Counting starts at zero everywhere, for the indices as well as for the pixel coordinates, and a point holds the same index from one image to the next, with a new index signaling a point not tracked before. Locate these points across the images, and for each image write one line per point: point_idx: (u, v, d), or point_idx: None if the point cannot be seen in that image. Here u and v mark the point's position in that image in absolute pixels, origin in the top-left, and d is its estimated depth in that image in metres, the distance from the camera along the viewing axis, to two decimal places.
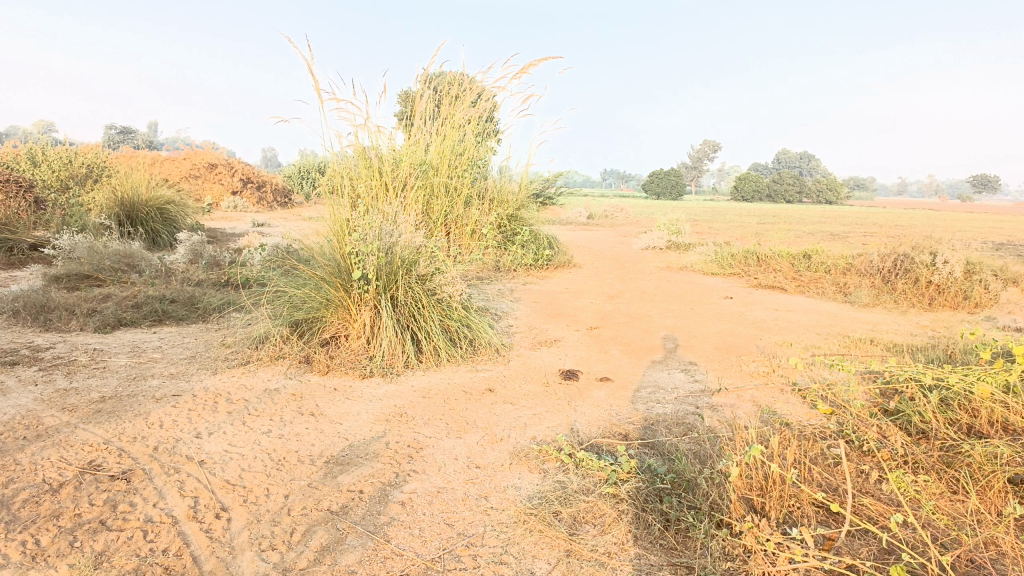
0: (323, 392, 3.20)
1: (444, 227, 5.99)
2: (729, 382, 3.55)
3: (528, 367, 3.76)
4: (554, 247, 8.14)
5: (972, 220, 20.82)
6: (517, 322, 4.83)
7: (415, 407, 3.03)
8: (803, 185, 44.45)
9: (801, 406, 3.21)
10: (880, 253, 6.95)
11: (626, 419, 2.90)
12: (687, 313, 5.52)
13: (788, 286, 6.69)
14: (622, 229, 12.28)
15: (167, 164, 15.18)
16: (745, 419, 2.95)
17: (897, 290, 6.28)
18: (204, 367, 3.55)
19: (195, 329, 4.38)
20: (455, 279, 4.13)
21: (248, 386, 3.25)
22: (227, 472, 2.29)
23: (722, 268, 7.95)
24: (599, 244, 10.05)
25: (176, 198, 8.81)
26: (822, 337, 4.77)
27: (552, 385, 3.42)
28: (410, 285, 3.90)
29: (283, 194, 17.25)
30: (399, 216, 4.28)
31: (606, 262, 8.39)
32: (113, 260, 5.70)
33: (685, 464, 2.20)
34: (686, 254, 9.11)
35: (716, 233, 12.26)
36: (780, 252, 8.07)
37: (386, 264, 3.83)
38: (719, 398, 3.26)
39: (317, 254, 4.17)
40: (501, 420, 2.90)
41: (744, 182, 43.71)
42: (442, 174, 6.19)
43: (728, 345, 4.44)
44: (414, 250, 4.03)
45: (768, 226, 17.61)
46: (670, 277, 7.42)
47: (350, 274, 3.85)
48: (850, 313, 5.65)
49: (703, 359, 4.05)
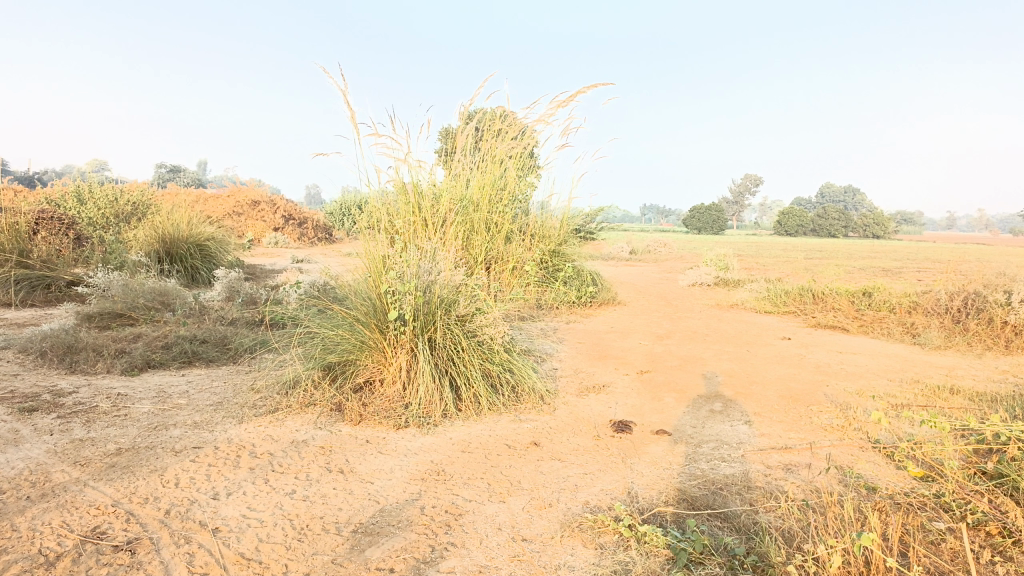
0: (353, 445, 2.94)
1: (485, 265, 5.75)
2: (801, 437, 3.21)
3: (576, 417, 3.45)
4: (597, 284, 7.84)
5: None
6: (563, 366, 4.53)
7: (453, 464, 2.75)
8: (848, 219, 43.54)
9: (886, 468, 2.85)
10: (948, 291, 6.52)
11: (688, 481, 2.58)
12: (744, 356, 5.16)
13: (850, 326, 6.29)
14: (667, 265, 11.92)
15: (211, 202, 15.31)
16: (825, 482, 2.61)
17: (969, 331, 5.84)
18: (229, 415, 3.32)
19: (225, 372, 4.17)
20: (497, 321, 3.87)
21: (274, 437, 3.01)
22: (242, 543, 2.04)
23: (775, 306, 7.56)
24: (643, 281, 9.73)
25: (216, 235, 8.75)
26: (895, 385, 4.38)
27: (603, 439, 3.12)
28: (449, 326, 3.66)
29: (323, 229, 17.27)
30: (438, 254, 4.06)
31: (652, 299, 8.08)
32: (147, 297, 5.57)
33: (768, 546, 1.88)
34: (736, 291, 8.74)
35: (763, 270, 11.84)
36: (838, 290, 7.66)
37: (424, 304, 3.60)
38: (791, 457, 2.92)
39: (352, 294, 3.96)
40: (548, 480, 2.61)
41: (787, 216, 43.00)
42: (483, 211, 5.97)
43: (794, 394, 4.08)
44: (453, 290, 3.80)
45: (817, 262, 17.05)
46: (721, 316, 7.08)
47: (386, 314, 3.61)
48: (920, 357, 5.25)
49: (767, 409, 3.70)
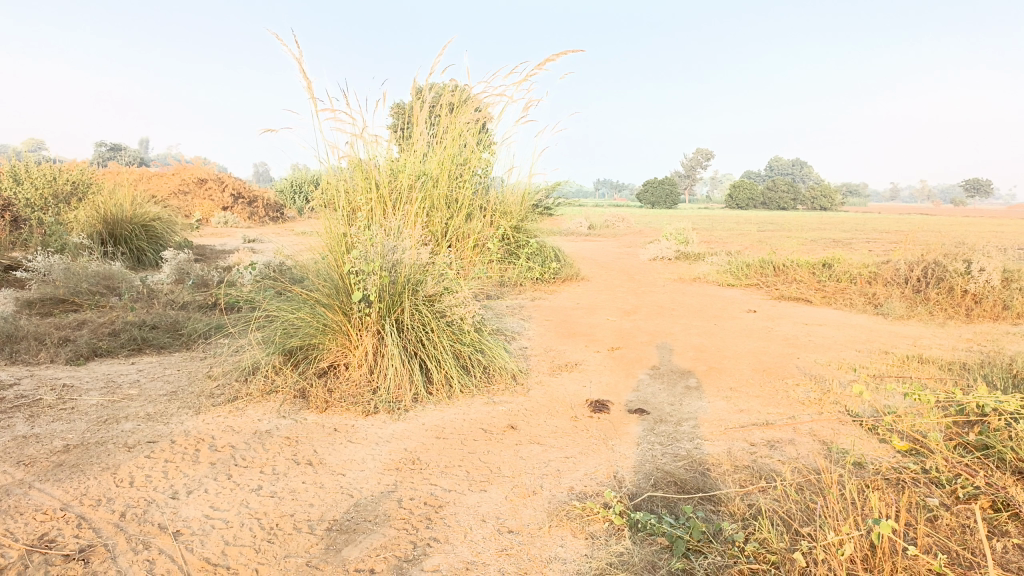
0: (321, 434, 2.78)
1: (448, 242, 5.59)
2: (780, 412, 3.16)
3: (550, 397, 3.35)
4: (560, 260, 7.74)
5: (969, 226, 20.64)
6: (533, 344, 4.41)
7: (429, 452, 2.62)
8: (797, 192, 44.30)
9: (868, 442, 2.81)
10: (907, 261, 6.58)
11: (674, 462, 2.50)
12: (712, 330, 5.12)
13: (814, 298, 6.31)
14: (626, 239, 11.88)
15: (155, 180, 14.76)
16: (812, 459, 2.55)
17: (930, 301, 5.90)
18: (185, 406, 3.13)
19: (178, 359, 3.95)
20: (466, 300, 3.73)
21: (236, 428, 2.84)
22: (208, 548, 1.88)
23: (738, 279, 7.56)
24: (604, 255, 9.67)
25: (162, 215, 8.40)
26: (865, 356, 4.38)
27: (581, 420, 3.02)
28: (417, 306, 3.51)
29: (275, 208, 16.82)
30: (402, 231, 3.89)
31: (614, 274, 8.02)
32: (91, 281, 5.28)
33: (769, 531, 1.80)
34: (697, 265, 8.73)
35: (721, 243, 11.88)
36: (798, 261, 7.69)
37: (390, 284, 3.45)
38: (774, 433, 2.86)
39: (313, 275, 3.77)
40: (529, 466, 2.50)
41: (738, 189, 43.53)
42: (444, 186, 5.79)
43: (767, 367, 4.04)
44: (420, 268, 3.64)
45: (771, 234, 17.23)
46: (685, 290, 7.05)
47: (349, 295, 3.46)
48: (885, 327, 5.28)
49: (742, 384, 3.65)
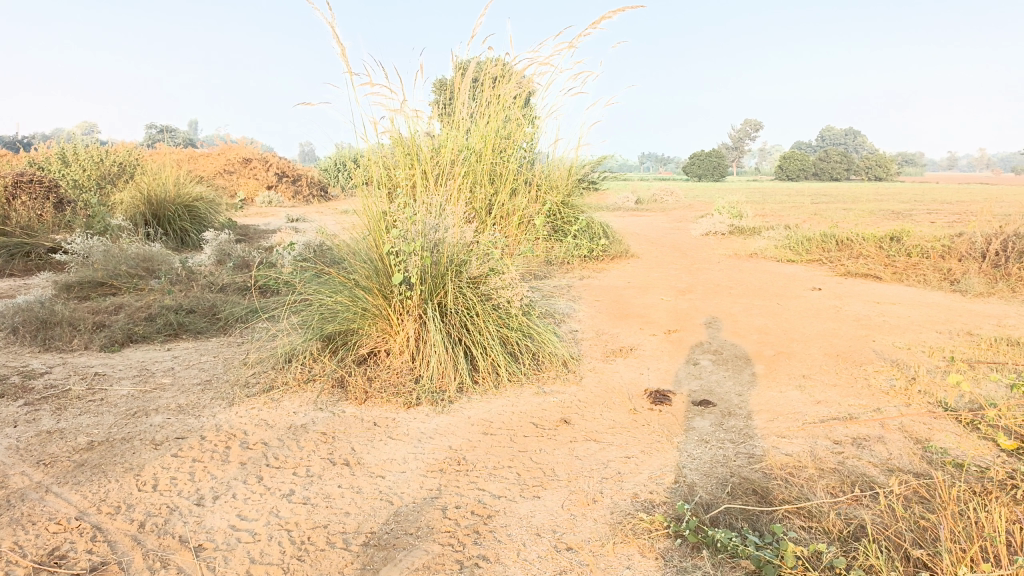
0: (359, 429, 2.57)
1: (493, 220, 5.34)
2: (862, 405, 2.85)
3: (606, 386, 3.09)
4: (608, 237, 7.44)
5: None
6: (584, 327, 4.14)
7: (475, 451, 2.38)
8: (850, 162, 42.89)
9: (968, 440, 2.49)
10: (985, 234, 6.11)
11: (750, 464, 2.22)
12: (776, 310, 4.78)
13: (883, 274, 5.90)
14: (675, 214, 11.48)
15: (201, 160, 14.79)
16: (908, 463, 2.25)
17: (1012, 277, 5.44)
18: (218, 397, 2.96)
19: (215, 345, 3.79)
20: (513, 282, 3.48)
21: (269, 422, 2.65)
22: (232, 566, 1.68)
23: (798, 254, 7.16)
24: (654, 230, 9.32)
25: (206, 195, 8.31)
26: (948, 338, 4.01)
27: (641, 413, 2.76)
28: (461, 289, 3.28)
29: (319, 186, 16.77)
30: (444, 209, 3.65)
31: (666, 250, 7.68)
32: (130, 263, 5.17)
33: (876, 559, 1.53)
34: (753, 240, 8.33)
35: (775, 216, 11.40)
36: (863, 234, 7.24)
37: (432, 265, 3.22)
38: (858, 430, 2.57)
39: (351, 256, 3.57)
40: (586, 467, 2.25)
41: (789, 160, 42.31)
42: (488, 161, 5.52)
43: (840, 352, 3.71)
44: (465, 248, 3.40)
45: (825, 206, 16.58)
46: (741, 266, 6.70)
47: (389, 278, 3.23)
48: (965, 305, 4.88)
49: (816, 371, 3.34)
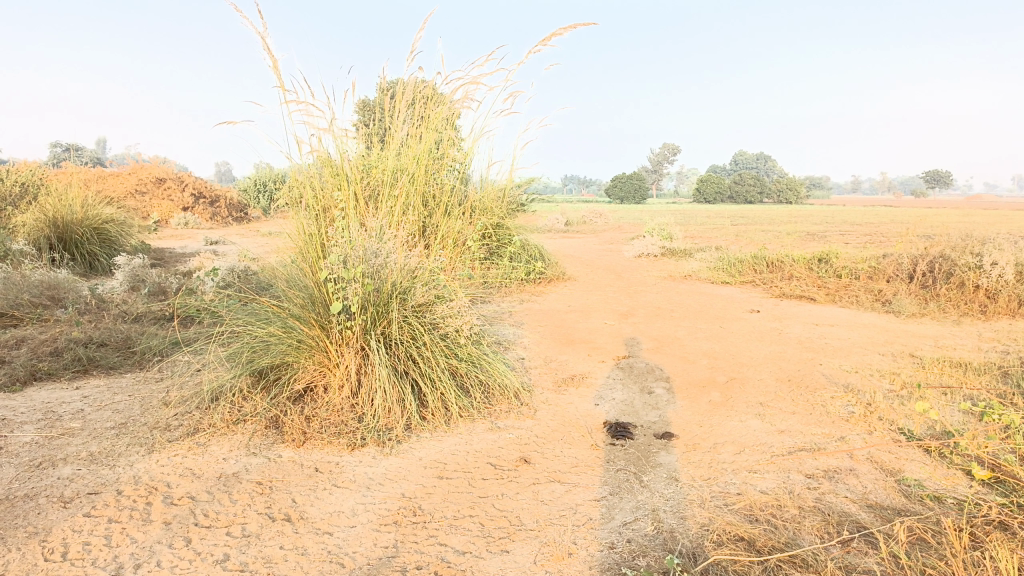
0: (300, 477, 2.33)
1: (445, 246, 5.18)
2: (825, 434, 2.78)
3: (562, 419, 2.93)
4: (544, 259, 7.34)
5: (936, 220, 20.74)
6: (530, 354, 3.98)
7: (431, 498, 2.17)
8: (764, 186, 44.47)
9: (936, 469, 2.44)
10: (911, 255, 6.29)
11: (728, 504, 2.09)
12: (720, 334, 4.74)
13: (818, 295, 5.98)
14: (606, 235, 11.51)
15: (111, 180, 14.03)
16: (886, 498, 2.17)
17: (941, 298, 5.59)
18: (137, 442, 2.65)
19: (130, 382, 3.46)
20: (461, 310, 3.30)
21: (197, 471, 2.37)
22: None
23: (732, 276, 7.22)
24: (587, 253, 9.29)
25: (117, 216, 7.80)
26: (891, 361, 4.03)
27: (603, 449, 2.60)
28: (406, 318, 3.08)
29: (238, 208, 16.17)
30: (385, 233, 3.45)
31: (602, 273, 7.64)
32: (32, 291, 4.73)
33: None
34: (685, 261, 8.39)
35: (703, 238, 11.56)
36: (793, 256, 7.37)
37: (375, 293, 3.01)
38: (828, 462, 2.48)
39: (284, 284, 3.32)
40: (555, 514, 2.08)
41: (707, 183, 43.55)
42: (425, 182, 5.33)
43: (791, 376, 3.66)
44: (408, 274, 3.20)
45: (745, 228, 17.05)
46: (678, 288, 6.70)
47: (328, 307, 3.00)
48: (900, 327, 4.96)
49: (772, 397, 3.27)
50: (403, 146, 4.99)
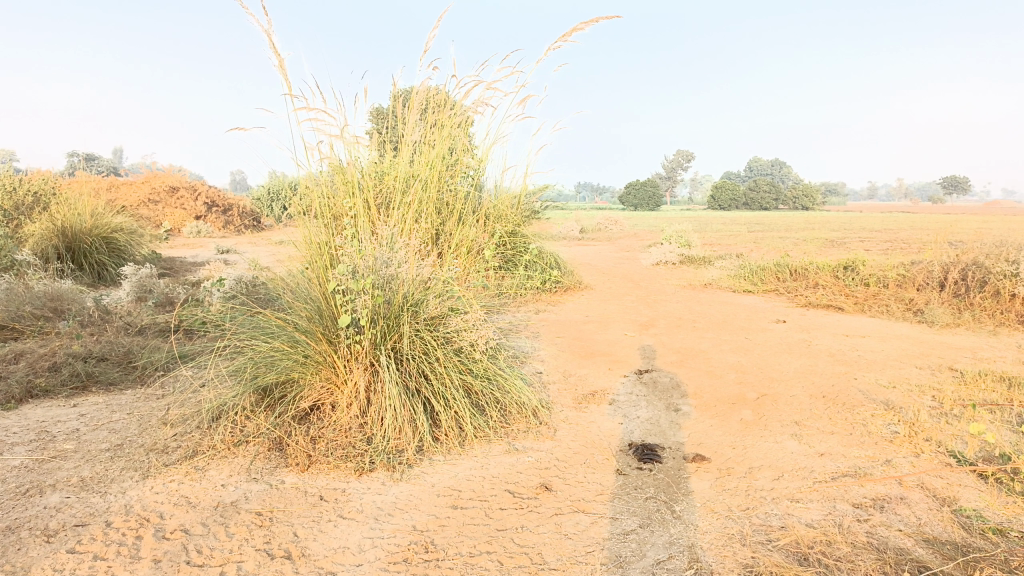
0: (303, 506, 2.15)
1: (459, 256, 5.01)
2: (869, 457, 2.57)
3: (584, 440, 2.74)
4: (560, 267, 7.16)
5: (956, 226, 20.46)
6: (548, 369, 3.79)
7: (445, 532, 1.99)
8: (779, 192, 44.12)
9: (996, 498, 2.23)
10: (941, 263, 6.06)
11: (772, 540, 1.89)
12: (746, 345, 4.54)
13: (845, 305, 5.78)
14: (622, 243, 11.31)
15: (124, 189, 13.99)
16: (946, 533, 1.96)
17: (975, 307, 5.36)
18: (131, 467, 2.48)
19: (130, 399, 3.30)
20: (477, 323, 3.13)
21: (193, 501, 2.20)
22: None
23: (754, 284, 7.02)
24: (604, 261, 9.10)
25: (127, 225, 7.69)
26: (930, 375, 3.82)
27: (630, 474, 2.41)
28: (417, 331, 2.91)
29: (251, 216, 16.11)
30: (396, 242, 3.28)
31: (619, 281, 7.45)
32: (36, 303, 4.60)
33: None
34: (705, 269, 8.19)
35: (721, 245, 11.34)
36: (816, 263, 7.15)
37: (385, 305, 2.84)
38: (876, 489, 2.27)
39: (291, 296, 3.16)
40: (581, 551, 1.89)
41: (722, 190, 43.26)
42: (438, 189, 5.17)
43: (826, 392, 3.46)
44: (420, 285, 3.04)
45: (762, 235, 16.80)
46: (699, 297, 6.50)
47: (335, 320, 2.84)
48: (935, 338, 4.74)
49: (808, 416, 3.06)
50: (416, 153, 4.83)
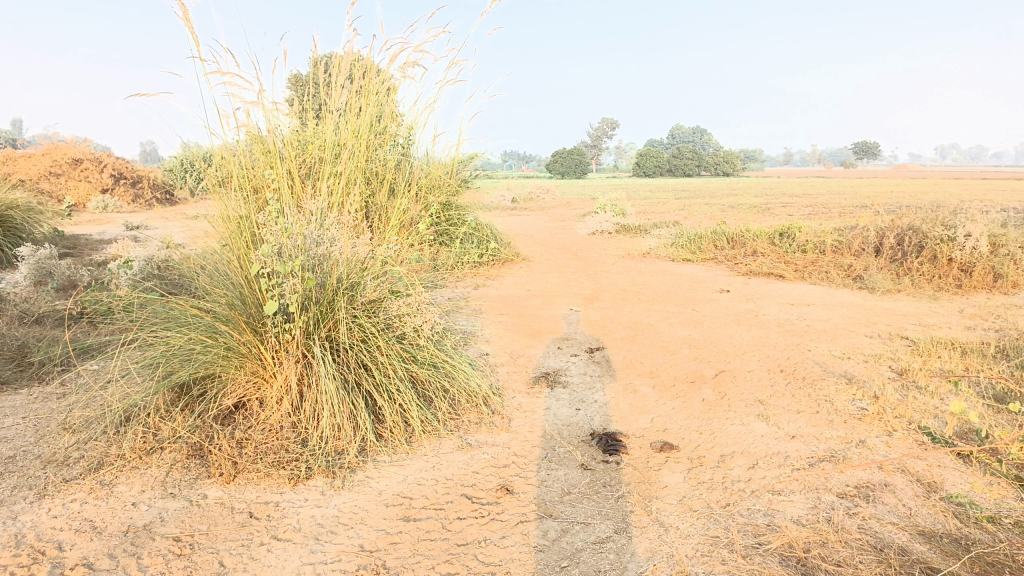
0: (231, 527, 1.86)
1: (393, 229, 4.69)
2: (842, 438, 2.44)
3: (542, 431, 2.52)
4: (497, 239, 6.92)
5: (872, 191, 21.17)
6: (495, 351, 3.55)
7: (398, 551, 1.74)
8: (702, 159, 44.81)
9: (980, 480, 2.12)
10: (877, 228, 6.08)
11: (764, 544, 1.72)
12: (694, 318, 4.41)
13: (786, 273, 5.72)
14: (555, 212, 11.15)
15: (20, 161, 12.97)
16: (942, 525, 1.83)
17: (913, 273, 5.38)
18: (23, 485, 2.14)
19: (24, 400, 2.91)
20: (420, 306, 2.86)
21: (99, 526, 1.88)
22: None
23: (692, 253, 6.94)
24: (539, 231, 8.90)
25: (24, 201, 7.03)
26: (883, 344, 3.75)
27: (596, 469, 2.21)
28: (355, 317, 2.63)
29: (164, 189, 15.23)
30: (326, 219, 2.96)
31: (556, 252, 7.26)
32: None
33: None
34: (641, 238, 8.07)
35: (653, 213, 11.29)
36: (753, 231, 7.11)
37: (317, 289, 2.55)
38: (858, 476, 2.13)
39: (208, 281, 2.81)
40: (555, 567, 1.67)
41: (647, 158, 43.65)
42: (367, 159, 4.82)
43: (783, 367, 3.33)
44: (356, 266, 2.74)
45: (690, 202, 16.90)
46: (639, 267, 6.37)
47: (261, 307, 2.53)
48: (878, 305, 4.72)
49: (771, 394, 2.92)
50: (343, 119, 4.47)
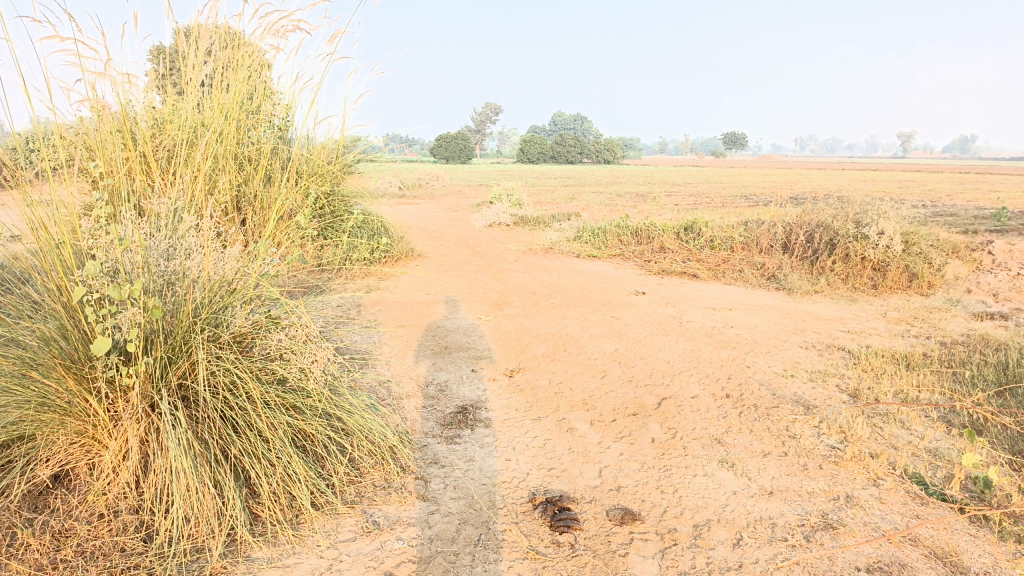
0: None
1: (270, 226, 3.99)
2: (825, 493, 2.05)
3: (469, 498, 2.00)
4: (388, 232, 6.28)
5: (747, 182, 21.80)
6: (397, 377, 2.96)
7: None
8: (585, 147, 45.25)
9: (1001, 552, 1.77)
10: (786, 224, 5.89)
11: None
12: (615, 326, 3.99)
13: (700, 272, 5.43)
14: (446, 201, 10.57)
15: None
16: None
17: (827, 272, 5.20)
18: None
19: None
20: (305, 337, 2.26)
21: None
22: None
23: (598, 248, 6.57)
24: (431, 222, 8.31)
25: None
26: (822, 358, 3.45)
27: (549, 559, 1.71)
28: (219, 356, 2.00)
29: None
30: (182, 222, 2.29)
31: (454, 247, 6.71)
32: None
33: None
34: (541, 231, 7.64)
35: (547, 203, 10.91)
36: (658, 224, 6.81)
37: (166, 320, 1.91)
38: (867, 553, 1.74)
39: (15, 302, 2.08)
40: None
41: (531, 144, 43.58)
42: (239, 142, 4.09)
43: (729, 390, 2.95)
44: (221, 286, 2.10)
45: (581, 190, 16.75)
46: (545, 264, 5.93)
47: (87, 345, 1.86)
48: (801, 309, 4.47)
49: (728, 429, 2.51)
50: (209, 96, 3.72)
